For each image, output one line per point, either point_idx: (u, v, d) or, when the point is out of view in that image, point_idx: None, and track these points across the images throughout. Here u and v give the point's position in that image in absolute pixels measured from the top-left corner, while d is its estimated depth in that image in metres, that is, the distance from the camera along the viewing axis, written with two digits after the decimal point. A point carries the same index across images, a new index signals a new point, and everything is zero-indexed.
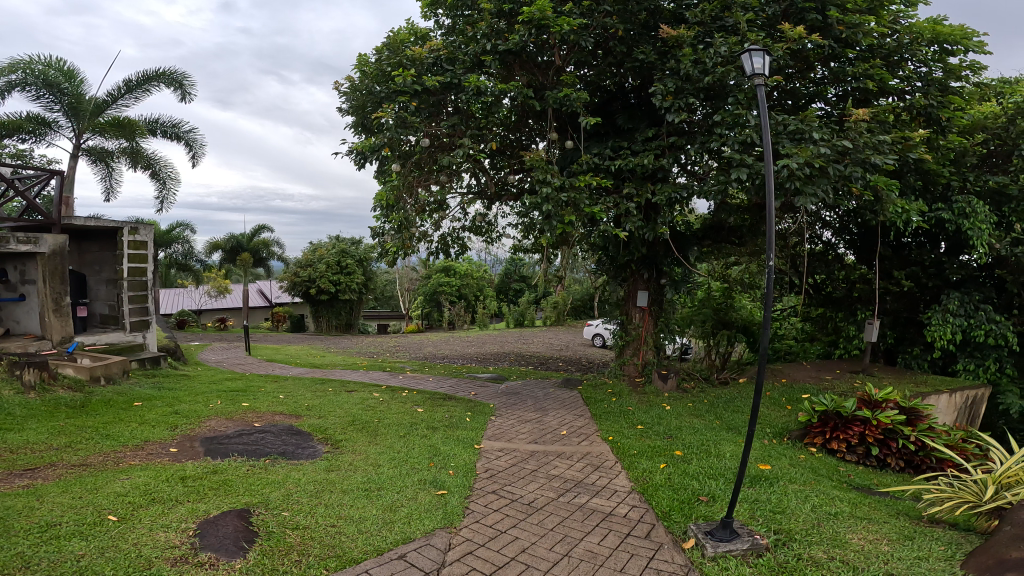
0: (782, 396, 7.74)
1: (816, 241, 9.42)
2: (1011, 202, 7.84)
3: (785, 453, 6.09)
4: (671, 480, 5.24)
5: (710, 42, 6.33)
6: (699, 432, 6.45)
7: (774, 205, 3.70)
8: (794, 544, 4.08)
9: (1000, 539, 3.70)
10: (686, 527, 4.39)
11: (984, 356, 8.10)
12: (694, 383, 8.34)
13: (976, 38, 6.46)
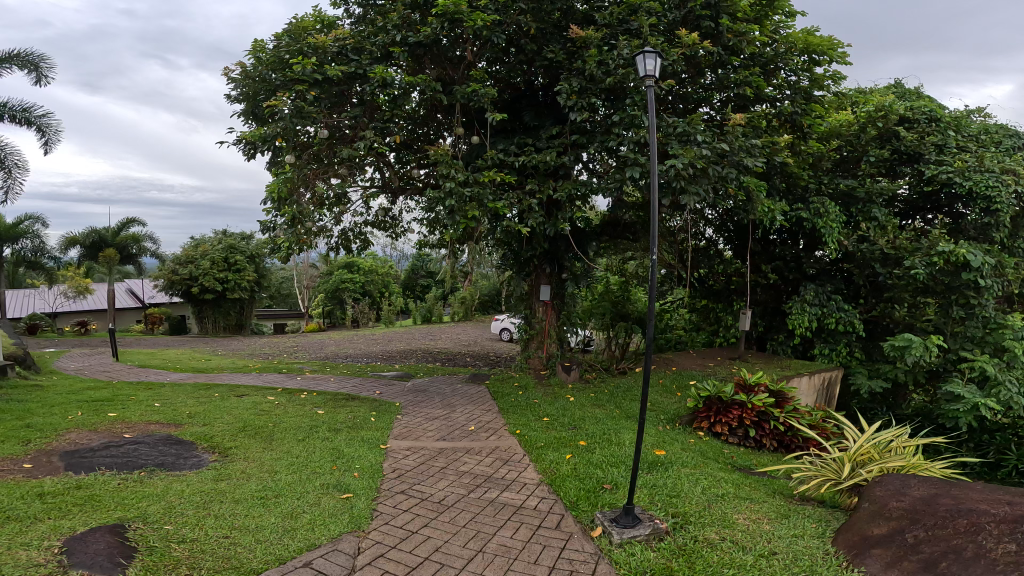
0: (673, 382, 8.23)
1: (701, 237, 10.06)
2: (858, 203, 8.69)
3: (677, 438, 6.48)
4: (576, 470, 5.42)
5: (614, 44, 6.60)
6: (602, 421, 6.71)
7: (657, 203, 3.96)
8: (691, 526, 4.36)
9: (861, 515, 4.09)
10: (593, 515, 4.56)
11: (837, 342, 9.05)
12: (596, 374, 8.67)
13: (839, 51, 7.12)
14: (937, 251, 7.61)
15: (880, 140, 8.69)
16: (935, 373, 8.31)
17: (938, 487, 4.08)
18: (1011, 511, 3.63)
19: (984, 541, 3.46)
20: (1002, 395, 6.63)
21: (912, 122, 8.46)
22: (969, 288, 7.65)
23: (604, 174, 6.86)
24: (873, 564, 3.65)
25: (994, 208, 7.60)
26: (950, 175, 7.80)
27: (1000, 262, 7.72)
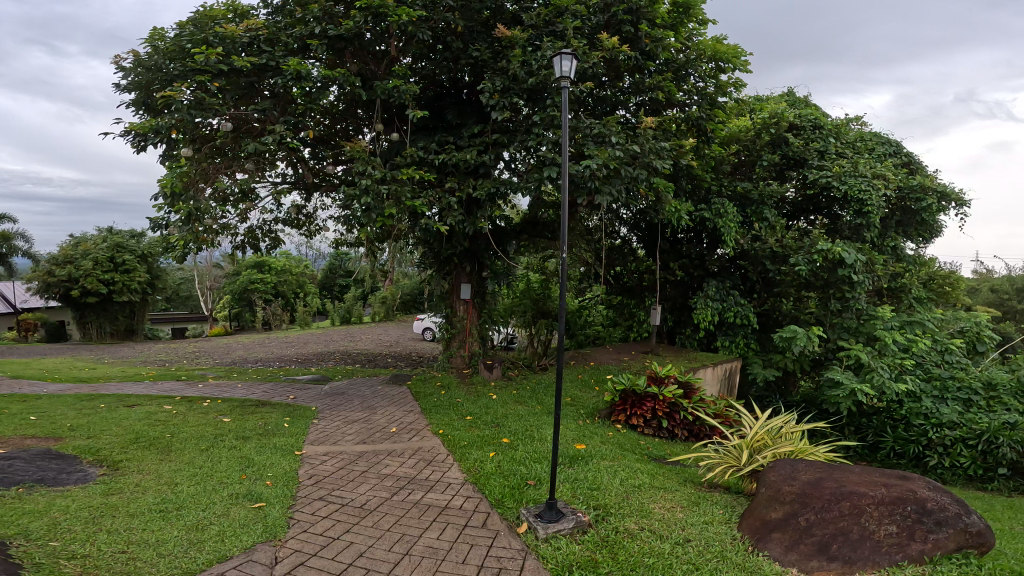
0: (591, 377, 8.46)
1: (614, 236, 10.37)
2: (752, 205, 9.23)
3: (597, 431, 6.66)
4: (500, 468, 5.44)
5: (539, 45, 6.74)
6: (525, 418, 6.78)
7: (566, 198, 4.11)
8: (612, 518, 4.48)
9: (759, 500, 4.26)
10: (517, 512, 4.61)
11: (735, 334, 9.62)
12: (517, 372, 8.87)
13: (742, 59, 7.56)
14: (817, 249, 8.25)
15: (772, 146, 9.25)
16: (818, 361, 9.11)
17: (824, 471, 4.33)
18: (888, 492, 3.88)
19: (868, 523, 3.74)
20: (877, 379, 7.22)
21: (801, 128, 9.17)
22: (845, 282, 8.46)
23: (523, 174, 6.90)
24: (774, 548, 3.84)
25: (866, 209, 8.35)
26: (829, 179, 8.48)
27: (871, 259, 8.54)
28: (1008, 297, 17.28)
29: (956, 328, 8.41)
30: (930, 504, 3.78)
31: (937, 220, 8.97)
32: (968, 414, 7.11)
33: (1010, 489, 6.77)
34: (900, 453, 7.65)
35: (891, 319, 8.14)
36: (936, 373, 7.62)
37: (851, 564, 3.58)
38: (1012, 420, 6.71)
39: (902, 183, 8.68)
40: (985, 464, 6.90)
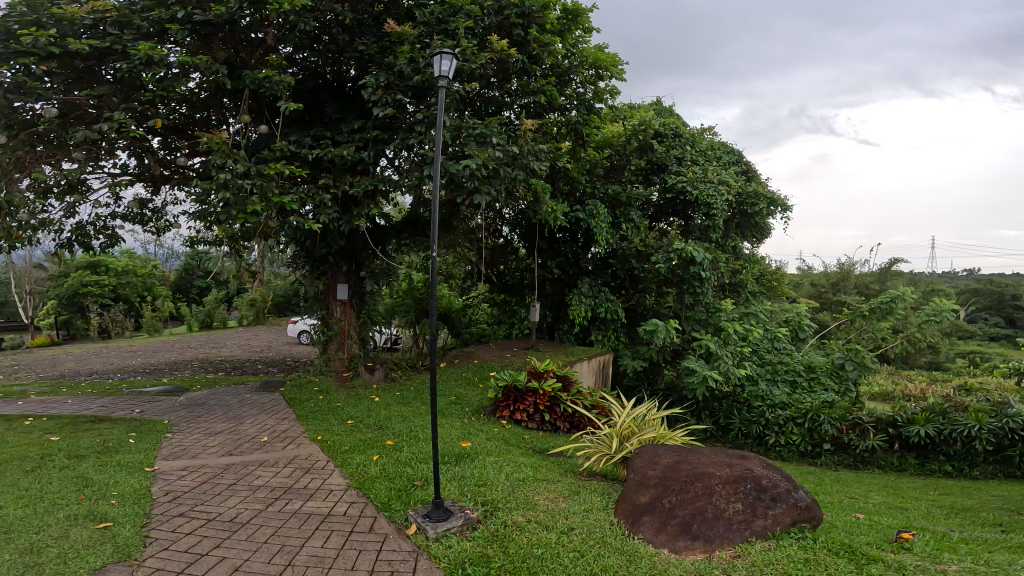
0: (476, 374, 8.51)
1: (496, 235, 10.50)
2: (623, 207, 9.65)
3: (482, 428, 6.71)
4: (385, 471, 5.30)
5: (429, 43, 6.72)
6: (409, 419, 6.68)
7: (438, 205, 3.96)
8: (500, 512, 4.51)
9: (629, 486, 4.58)
10: (406, 513, 4.51)
11: (607, 329, 10.07)
12: (400, 372, 8.67)
13: (619, 69, 7.99)
14: (673, 248, 8.83)
15: (639, 151, 9.79)
16: (677, 351, 9.79)
17: (679, 454, 4.72)
18: (732, 471, 4.28)
19: (719, 502, 4.09)
20: (722, 366, 8.00)
21: (663, 136, 9.69)
22: (695, 279, 9.08)
23: (404, 171, 6.79)
24: (647, 531, 4.09)
25: (712, 212, 9.16)
26: (684, 184, 9.17)
27: (716, 257, 9.33)
28: (824, 290, 19.61)
29: (784, 317, 9.40)
30: (765, 481, 4.21)
31: (767, 222, 9.96)
32: (796, 395, 8.32)
33: (835, 462, 7.87)
34: (746, 434, 8.42)
35: (733, 312, 9.10)
36: (769, 357, 8.58)
37: (711, 542, 3.87)
38: (829, 400, 8.13)
39: (740, 189, 9.54)
40: (813, 440, 7.99)
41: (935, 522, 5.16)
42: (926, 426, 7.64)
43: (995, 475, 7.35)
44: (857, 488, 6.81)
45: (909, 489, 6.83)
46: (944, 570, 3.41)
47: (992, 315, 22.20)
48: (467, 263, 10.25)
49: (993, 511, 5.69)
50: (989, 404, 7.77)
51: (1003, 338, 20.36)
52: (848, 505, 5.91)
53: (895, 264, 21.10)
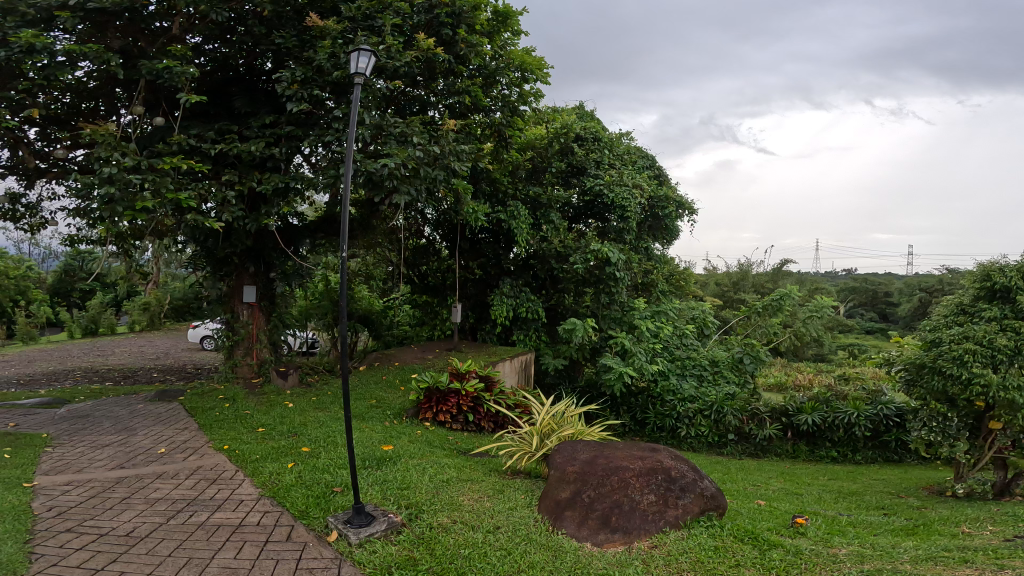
0: (396, 377, 8.31)
1: (419, 235, 10.34)
2: (543, 207, 9.72)
3: (405, 431, 6.43)
4: (301, 479, 4.98)
5: (353, 39, 6.57)
6: (326, 425, 6.44)
7: (350, 178, 3.73)
8: (425, 515, 4.35)
9: (551, 482, 4.67)
10: (326, 521, 4.21)
11: (528, 329, 9.90)
12: (316, 377, 8.51)
13: (544, 73, 8.18)
14: (590, 249, 9.02)
15: (561, 154, 9.98)
16: (595, 349, 9.78)
17: (596, 449, 4.87)
18: (644, 464, 4.45)
19: (634, 495, 4.25)
20: (637, 362, 8.34)
21: (584, 139, 9.95)
22: (610, 279, 9.26)
23: (319, 168, 6.55)
24: (570, 526, 4.17)
25: (626, 214, 9.48)
26: (602, 187, 9.43)
27: (630, 258, 9.64)
28: (727, 289, 20.74)
29: (689, 315, 9.78)
30: (675, 472, 4.41)
31: (677, 225, 10.41)
32: (702, 389, 8.58)
33: (738, 451, 8.47)
34: (660, 427, 8.77)
35: (645, 311, 9.27)
36: (678, 353, 8.83)
37: (630, 533, 4.02)
38: (731, 392, 8.51)
39: (653, 192, 9.92)
40: (718, 431, 8.56)
41: (827, 506, 5.58)
42: (813, 415, 8.32)
43: (874, 458, 8.14)
44: (759, 476, 7.27)
45: (803, 476, 7.38)
46: (836, 554, 3.71)
47: (866, 310, 24.27)
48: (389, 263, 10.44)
49: (874, 493, 6.27)
50: (864, 391, 8.67)
51: (878, 331, 22.38)
52: (750, 492, 6.33)
53: (786, 263, 22.61)
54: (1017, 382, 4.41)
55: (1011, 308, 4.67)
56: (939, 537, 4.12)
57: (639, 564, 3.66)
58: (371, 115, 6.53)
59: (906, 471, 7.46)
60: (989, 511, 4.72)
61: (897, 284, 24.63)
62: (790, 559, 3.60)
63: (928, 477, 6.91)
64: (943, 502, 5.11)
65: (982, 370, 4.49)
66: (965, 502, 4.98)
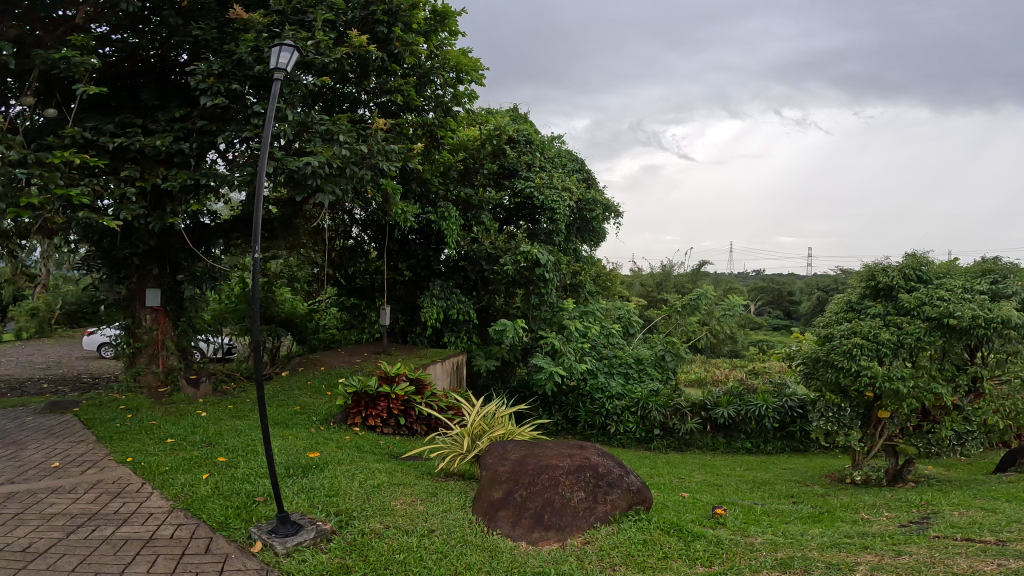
0: (324, 382, 8.06)
1: (346, 236, 10.09)
2: (474, 210, 9.76)
3: (331, 437, 6.18)
4: (219, 489, 4.65)
5: (279, 33, 6.46)
6: (242, 434, 6.07)
7: (264, 181, 3.27)
8: (356, 521, 4.29)
9: (482, 483, 4.69)
10: (247, 531, 4.03)
11: (459, 330, 9.85)
12: (231, 385, 8.18)
13: (479, 75, 8.41)
14: (519, 250, 9.10)
15: (492, 156, 10.04)
16: (526, 349, 9.91)
17: (526, 448, 4.91)
18: (573, 460, 4.53)
19: (564, 493, 4.33)
20: (566, 362, 8.59)
21: (516, 142, 10.03)
22: (539, 280, 9.34)
23: (235, 164, 6.25)
24: (504, 526, 4.25)
25: (556, 217, 9.60)
26: (532, 189, 9.56)
27: (558, 259, 9.82)
28: (651, 289, 21.42)
29: (616, 314, 10.22)
30: (601, 468, 4.51)
31: (603, 227, 10.68)
32: (629, 386, 9.02)
33: (663, 445, 8.75)
34: (591, 425, 9.00)
35: (574, 310, 9.65)
36: (606, 352, 9.24)
37: (563, 531, 4.14)
38: (655, 388, 8.99)
39: (581, 195, 10.12)
40: (645, 427, 8.80)
41: (744, 497, 5.91)
42: (728, 408, 8.72)
43: (782, 448, 8.65)
44: (683, 469, 7.60)
45: (722, 467, 7.79)
46: (751, 543, 3.94)
47: (773, 309, 25.57)
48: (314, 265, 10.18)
49: (785, 482, 6.69)
50: (774, 384, 9.21)
51: (785, 327, 23.71)
52: (676, 485, 6.62)
53: (703, 264, 23.57)
54: (900, 374, 4.80)
55: (894, 306, 5.04)
56: (842, 525, 4.45)
57: (572, 560, 3.77)
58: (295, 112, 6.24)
59: (811, 459, 7.98)
60: (885, 498, 5.16)
61: (800, 283, 26.20)
62: (712, 551, 3.81)
63: (830, 465, 7.43)
64: (844, 488, 5.53)
65: (870, 363, 4.85)
66: (864, 489, 5.40)
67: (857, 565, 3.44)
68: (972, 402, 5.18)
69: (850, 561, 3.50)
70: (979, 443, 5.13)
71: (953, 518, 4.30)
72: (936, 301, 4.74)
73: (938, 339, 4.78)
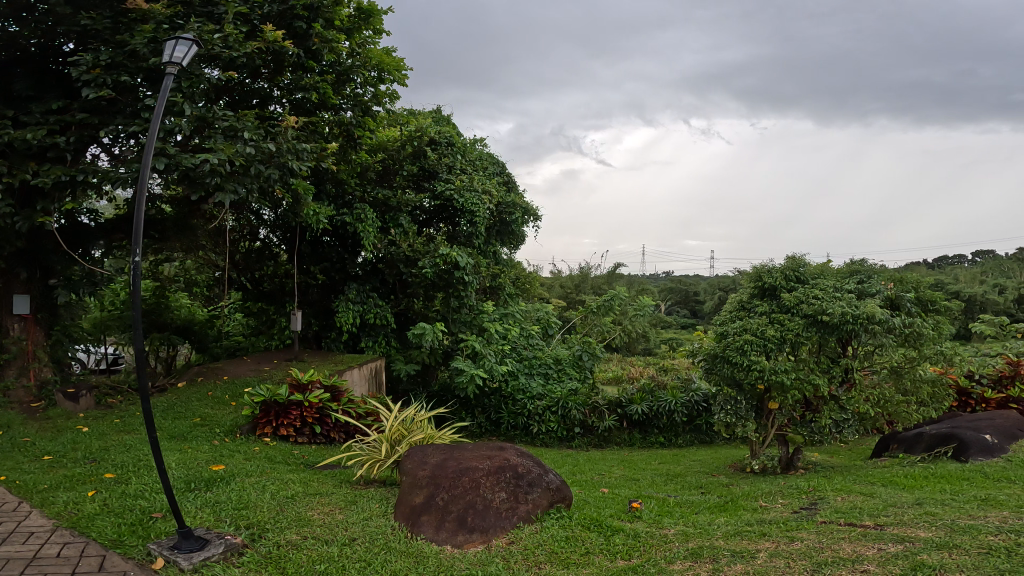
0: (225, 393, 7.73)
1: (254, 237, 9.63)
2: (391, 211, 9.47)
3: (239, 449, 6.00)
4: (108, 506, 4.43)
5: (182, 24, 6.22)
6: (132, 449, 5.73)
7: (148, 180, 3.21)
8: (269, 533, 4.12)
9: (404, 489, 4.59)
10: (146, 548, 3.83)
11: (377, 335, 9.73)
12: (117, 398, 7.68)
13: (402, 75, 8.41)
14: (438, 253, 9.15)
15: (413, 158, 9.83)
16: (447, 353, 9.98)
17: (446, 452, 4.86)
18: (493, 462, 4.54)
19: (486, 494, 4.33)
20: (487, 364, 8.66)
21: (438, 143, 9.82)
22: (459, 283, 9.41)
23: (121, 160, 5.96)
24: (428, 530, 4.16)
25: (476, 219, 9.65)
26: (452, 192, 9.50)
27: (478, 262, 9.87)
28: (570, 291, 21.86)
29: (534, 317, 10.26)
30: (521, 468, 4.54)
31: (523, 231, 10.82)
32: (549, 386, 9.18)
33: (584, 443, 8.97)
34: (513, 426, 9.11)
35: (494, 313, 9.70)
36: (526, 353, 9.40)
37: (487, 532, 4.10)
38: (574, 387, 9.18)
39: (500, 199, 10.23)
40: (566, 425, 9.03)
41: (659, 489, 6.15)
42: (642, 404, 9.04)
43: (691, 441, 9.07)
44: (603, 465, 7.83)
45: (639, 462, 8.08)
46: (666, 534, 4.10)
47: (681, 309, 26.57)
48: (214, 267, 9.58)
49: (694, 474, 7.03)
50: (683, 380, 9.65)
51: (693, 326, 24.77)
52: (595, 481, 6.81)
53: (618, 266, 24.27)
54: (783, 367, 5.24)
55: (777, 304, 5.51)
56: (744, 512, 4.72)
57: (498, 561, 3.75)
58: (194, 106, 6.00)
59: (716, 451, 8.41)
60: (779, 485, 5.51)
61: (704, 284, 27.48)
62: (630, 543, 3.93)
63: (733, 455, 7.86)
64: (745, 478, 5.87)
65: (758, 358, 5.28)
66: (762, 477, 5.77)
67: (759, 552, 3.61)
68: (847, 391, 5.62)
69: (752, 548, 3.67)
70: (854, 429, 5.64)
71: (837, 503, 4.63)
72: (812, 300, 5.23)
73: (814, 334, 5.25)
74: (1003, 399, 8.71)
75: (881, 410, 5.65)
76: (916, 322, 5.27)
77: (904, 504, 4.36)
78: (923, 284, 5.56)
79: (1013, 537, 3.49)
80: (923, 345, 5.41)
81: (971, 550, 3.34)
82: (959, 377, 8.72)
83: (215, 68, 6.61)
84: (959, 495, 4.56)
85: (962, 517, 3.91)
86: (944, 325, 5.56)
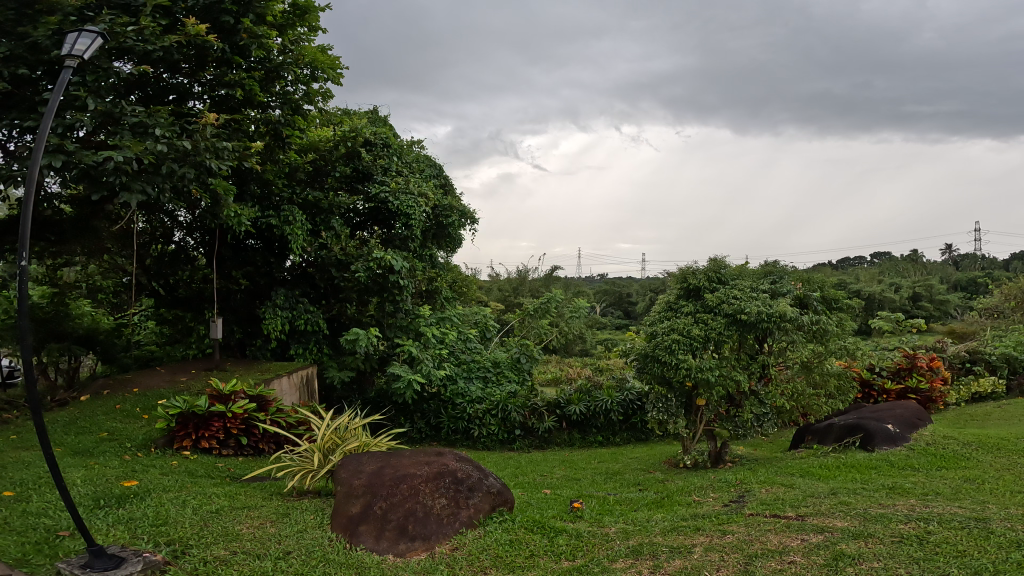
0: (137, 406, 7.32)
1: (167, 240, 9.15)
2: (321, 213, 9.24)
3: (154, 463, 5.70)
4: (8, 525, 4.11)
5: (92, 14, 5.89)
6: (31, 467, 5.36)
7: (36, 180, 2.99)
8: (194, 550, 3.86)
9: (338, 500, 4.42)
10: (55, 567, 3.53)
11: (307, 341, 9.40)
12: (12, 414, 7.15)
13: (337, 74, 8.23)
14: (372, 256, 8.98)
15: (346, 158, 9.56)
16: (382, 358, 9.85)
17: (383, 458, 4.71)
18: (431, 469, 4.45)
19: (426, 501, 4.23)
20: (424, 369, 8.56)
21: (373, 145, 9.60)
22: (394, 287, 9.26)
23: (13, 155, 5.58)
24: (367, 540, 4.01)
25: (412, 222, 9.51)
26: (387, 194, 9.32)
27: (413, 266, 9.73)
28: (508, 294, 21.95)
29: (472, 319, 10.34)
30: (460, 473, 4.47)
31: (459, 234, 10.75)
32: (487, 389, 9.14)
33: (525, 445, 8.97)
34: (454, 430, 9.04)
35: (430, 317, 9.67)
36: (464, 357, 9.38)
37: (429, 539, 4.01)
38: (513, 390, 9.19)
39: (436, 201, 10.13)
40: (507, 428, 8.99)
41: (599, 487, 6.19)
42: (579, 404, 9.16)
43: (628, 439, 9.22)
44: (544, 466, 7.86)
45: (579, 461, 8.15)
46: (607, 532, 4.15)
47: (615, 310, 27.02)
48: (123, 273, 9.08)
49: (632, 471, 7.13)
50: (617, 379, 9.80)
51: (626, 326, 25.28)
52: (538, 483, 6.80)
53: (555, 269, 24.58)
54: (708, 365, 5.40)
55: (701, 304, 5.70)
56: (679, 507, 4.84)
57: (444, 568, 3.67)
58: (99, 100, 5.68)
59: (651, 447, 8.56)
60: (710, 479, 5.66)
61: (637, 285, 28.14)
62: (573, 543, 3.94)
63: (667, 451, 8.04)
64: (677, 473, 6.00)
65: (685, 357, 5.43)
66: (694, 472, 5.90)
67: (695, 547, 3.68)
68: (765, 386, 5.90)
69: (688, 543, 3.74)
70: (773, 421, 5.91)
71: (763, 495, 4.79)
72: (731, 300, 5.47)
73: (734, 333, 5.50)
74: (902, 389, 9.30)
75: (796, 404, 5.91)
76: (821, 321, 5.52)
77: (821, 493, 4.56)
78: (827, 284, 5.90)
79: (921, 525, 3.68)
80: (829, 341, 5.71)
81: (885, 539, 3.49)
82: (862, 370, 9.26)
83: (127, 61, 6.32)
84: (869, 484, 4.82)
85: (873, 506, 4.11)
86: (846, 321, 5.91)
